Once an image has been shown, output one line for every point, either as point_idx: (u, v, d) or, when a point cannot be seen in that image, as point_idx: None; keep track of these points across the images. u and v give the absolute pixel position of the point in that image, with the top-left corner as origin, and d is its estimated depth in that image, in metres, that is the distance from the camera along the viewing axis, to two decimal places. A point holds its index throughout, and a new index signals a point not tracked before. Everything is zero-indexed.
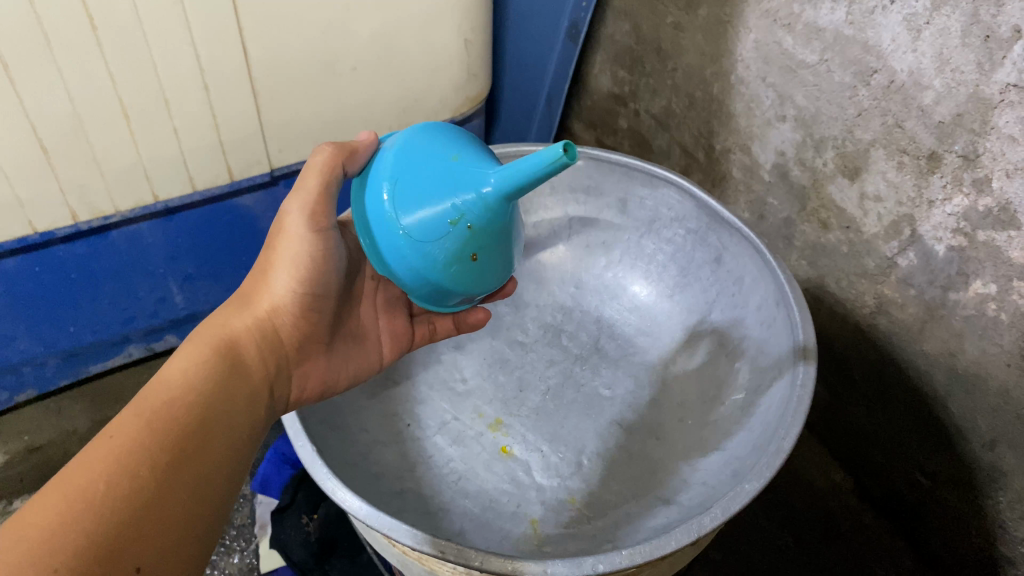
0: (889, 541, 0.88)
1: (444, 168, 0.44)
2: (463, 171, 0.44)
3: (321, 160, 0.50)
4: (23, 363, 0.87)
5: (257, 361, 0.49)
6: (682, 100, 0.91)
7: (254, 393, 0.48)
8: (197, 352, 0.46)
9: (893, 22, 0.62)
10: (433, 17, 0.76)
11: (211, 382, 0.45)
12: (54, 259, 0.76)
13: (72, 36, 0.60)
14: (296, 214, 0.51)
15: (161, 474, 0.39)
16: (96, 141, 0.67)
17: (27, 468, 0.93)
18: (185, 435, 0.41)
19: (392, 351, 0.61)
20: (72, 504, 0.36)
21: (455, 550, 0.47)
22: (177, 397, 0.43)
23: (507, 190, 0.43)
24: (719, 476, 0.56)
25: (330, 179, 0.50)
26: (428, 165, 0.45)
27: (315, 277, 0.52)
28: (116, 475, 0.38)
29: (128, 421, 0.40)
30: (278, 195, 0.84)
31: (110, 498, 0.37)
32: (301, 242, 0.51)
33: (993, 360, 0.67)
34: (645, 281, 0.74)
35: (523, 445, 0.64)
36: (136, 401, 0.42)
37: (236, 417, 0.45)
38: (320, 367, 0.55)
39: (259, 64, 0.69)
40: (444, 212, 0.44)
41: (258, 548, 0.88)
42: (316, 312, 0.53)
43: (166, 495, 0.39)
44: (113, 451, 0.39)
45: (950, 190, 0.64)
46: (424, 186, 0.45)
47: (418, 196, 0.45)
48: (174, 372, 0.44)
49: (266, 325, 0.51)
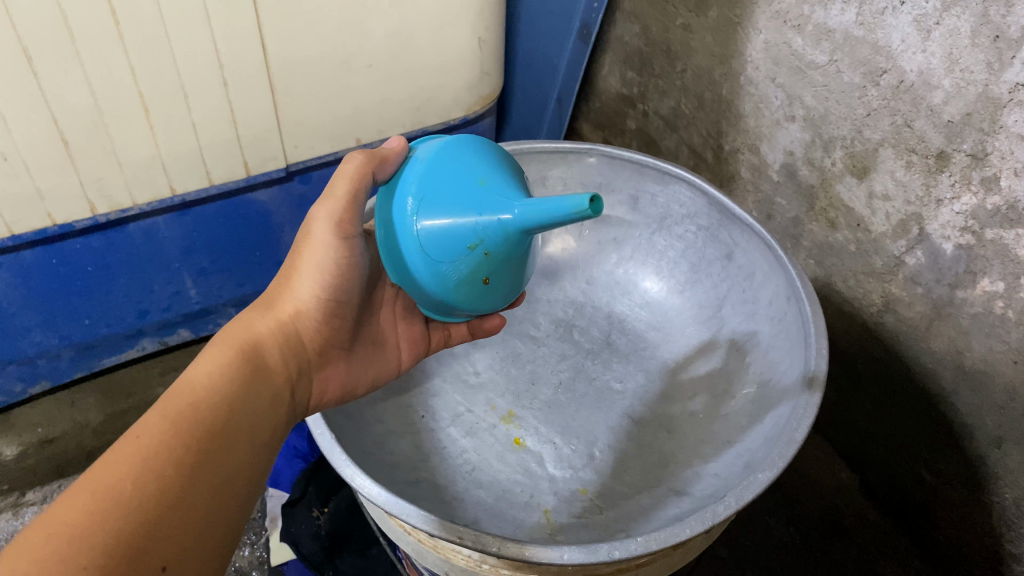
0: (895, 540, 0.88)
1: (469, 192, 0.45)
2: (486, 198, 0.44)
3: (352, 167, 0.50)
4: (38, 355, 0.87)
5: (278, 365, 0.49)
6: (691, 101, 0.92)
7: (277, 396, 0.48)
8: (221, 354, 0.47)
9: (903, 23, 0.63)
10: (447, 16, 0.77)
11: (236, 384, 0.45)
12: (71, 252, 0.77)
13: (95, 30, 0.60)
14: (324, 221, 0.51)
15: (187, 475, 0.39)
16: (117, 135, 0.68)
17: (40, 460, 0.94)
18: (210, 436, 0.41)
19: (411, 357, 0.62)
20: (100, 502, 0.36)
21: (472, 536, 0.48)
22: (202, 398, 0.43)
23: (525, 226, 0.43)
24: (731, 468, 0.56)
25: (361, 187, 0.51)
26: (454, 185, 0.45)
27: (339, 282, 0.52)
28: (144, 475, 0.38)
29: (154, 422, 0.40)
30: (292, 191, 0.85)
31: (138, 497, 0.37)
32: (327, 249, 0.51)
33: (1000, 357, 0.68)
34: (656, 276, 0.75)
35: (536, 437, 0.64)
36: (161, 403, 0.42)
37: (259, 419, 0.45)
38: (340, 372, 0.56)
39: (276, 60, 0.70)
40: (462, 236, 0.45)
41: (268, 541, 0.89)
42: (337, 318, 0.54)
43: (191, 496, 0.39)
44: (140, 451, 0.38)
45: (958, 189, 0.65)
46: (447, 206, 0.45)
47: (439, 214, 0.45)
48: (199, 374, 0.44)
49: (289, 328, 0.52)
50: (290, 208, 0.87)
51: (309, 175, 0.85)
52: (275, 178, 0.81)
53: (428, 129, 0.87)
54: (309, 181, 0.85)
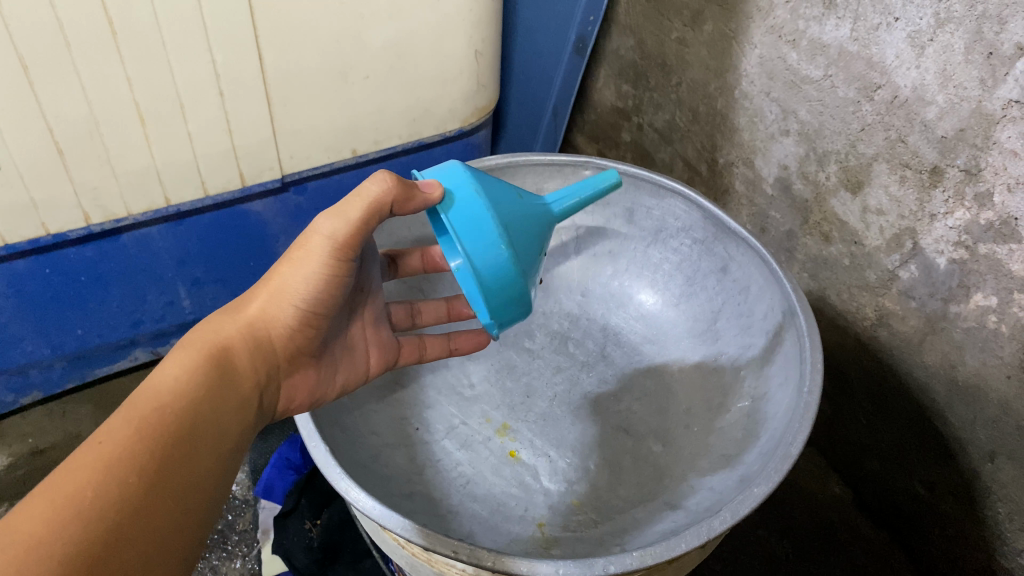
0: (887, 553, 0.88)
1: (521, 205, 0.52)
2: (533, 207, 0.53)
3: (375, 191, 0.49)
4: (30, 365, 0.87)
5: (246, 371, 0.50)
6: (686, 114, 0.93)
7: (244, 402, 0.49)
8: (189, 357, 0.47)
9: (897, 39, 0.63)
10: (444, 29, 0.77)
11: (202, 391, 0.46)
12: (64, 261, 0.76)
13: (92, 40, 0.60)
14: (326, 236, 0.50)
15: (149, 482, 0.40)
16: (112, 144, 0.68)
17: (29, 471, 0.93)
18: (173, 443, 0.42)
19: (379, 367, 0.62)
20: (60, 510, 0.36)
21: (467, 550, 0.48)
22: (167, 404, 0.43)
23: (566, 213, 0.56)
24: (726, 482, 0.56)
25: (374, 211, 0.49)
26: (510, 200, 0.51)
27: (321, 297, 0.52)
28: (106, 482, 0.38)
29: (117, 428, 0.41)
30: (287, 202, 0.85)
31: (99, 505, 0.37)
32: (319, 263, 0.51)
33: (993, 371, 0.68)
34: (652, 289, 0.76)
35: (531, 450, 0.64)
36: (125, 408, 0.42)
37: (224, 426, 0.46)
38: (309, 379, 0.56)
39: (274, 71, 0.70)
40: (535, 244, 0.52)
41: (260, 553, 0.88)
42: (313, 328, 0.54)
43: (154, 504, 0.39)
44: (102, 458, 0.39)
45: (952, 204, 0.65)
46: (520, 220, 0.51)
47: (523, 227, 0.51)
48: (165, 379, 0.45)
49: (259, 333, 0.52)
50: (285, 218, 0.87)
51: (304, 186, 0.84)
52: (270, 188, 0.81)
53: (424, 140, 0.87)
54: (304, 192, 0.85)
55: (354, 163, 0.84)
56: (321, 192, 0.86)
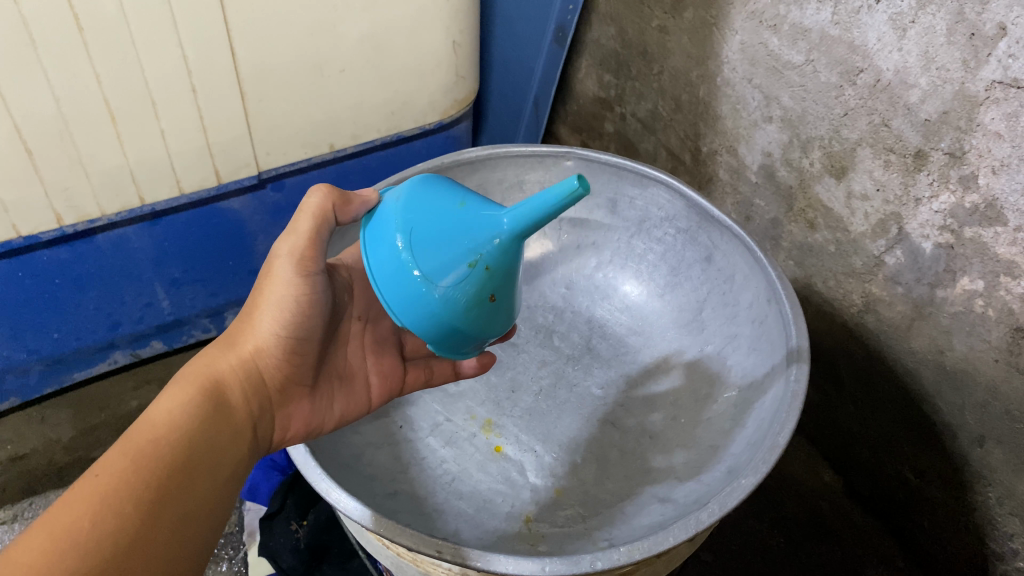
0: (878, 541, 0.88)
1: (455, 211, 0.45)
2: (476, 215, 0.44)
3: (315, 202, 0.50)
4: (7, 370, 0.85)
5: (241, 404, 0.48)
6: (668, 103, 0.92)
7: (237, 435, 0.47)
8: (182, 394, 0.46)
9: (878, 21, 0.63)
10: (420, 19, 0.75)
11: (196, 421, 0.45)
12: (38, 264, 0.75)
13: (58, 37, 0.59)
14: (285, 256, 0.50)
15: (146, 513, 0.39)
16: (83, 143, 0.66)
17: (8, 479, 0.92)
18: (170, 472, 0.41)
19: (381, 394, 0.60)
20: (57, 543, 0.36)
21: (451, 549, 0.46)
22: (162, 436, 0.43)
23: (519, 225, 0.43)
24: (713, 474, 0.56)
25: (321, 223, 0.51)
26: (436, 210, 0.45)
27: (300, 320, 0.51)
28: (102, 514, 0.38)
29: (114, 459, 0.40)
30: (264, 199, 0.84)
31: (95, 537, 0.37)
32: (285, 285, 0.50)
33: (980, 356, 0.67)
34: (636, 280, 0.74)
35: (516, 445, 0.64)
36: (121, 440, 0.41)
37: (219, 456, 0.45)
38: (304, 408, 0.54)
39: (248, 66, 0.69)
40: (460, 252, 0.44)
41: (246, 556, 0.88)
42: (300, 355, 0.52)
43: (153, 533, 0.39)
44: (97, 490, 0.38)
45: (936, 187, 0.65)
46: (439, 226, 0.45)
47: (436, 238, 0.44)
48: (160, 413, 0.44)
49: (250, 367, 0.50)
50: (263, 215, 0.86)
51: (282, 182, 0.83)
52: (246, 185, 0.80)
53: (403, 134, 0.86)
54: (282, 188, 0.84)
55: (332, 157, 0.83)
56: (299, 188, 0.85)
